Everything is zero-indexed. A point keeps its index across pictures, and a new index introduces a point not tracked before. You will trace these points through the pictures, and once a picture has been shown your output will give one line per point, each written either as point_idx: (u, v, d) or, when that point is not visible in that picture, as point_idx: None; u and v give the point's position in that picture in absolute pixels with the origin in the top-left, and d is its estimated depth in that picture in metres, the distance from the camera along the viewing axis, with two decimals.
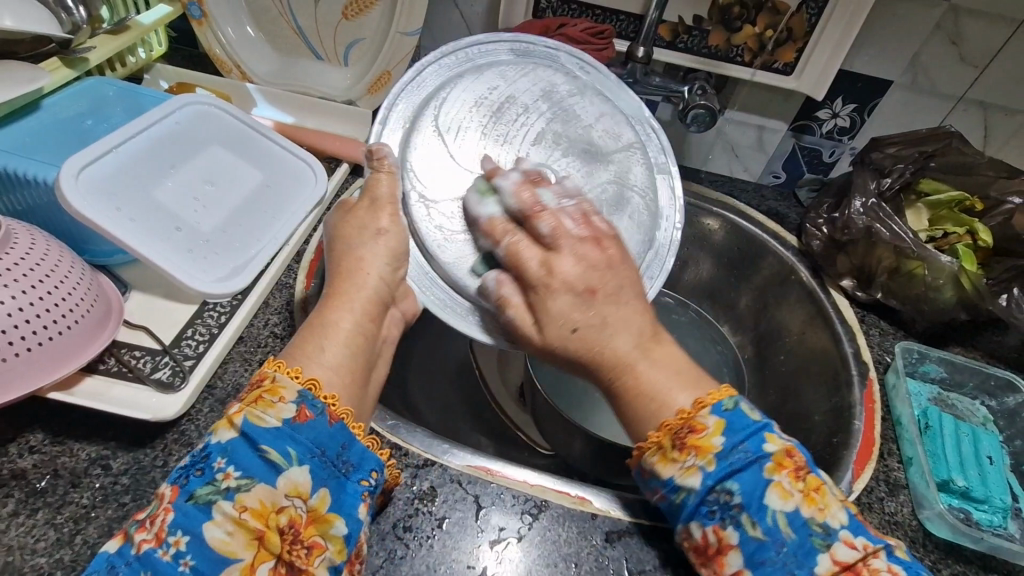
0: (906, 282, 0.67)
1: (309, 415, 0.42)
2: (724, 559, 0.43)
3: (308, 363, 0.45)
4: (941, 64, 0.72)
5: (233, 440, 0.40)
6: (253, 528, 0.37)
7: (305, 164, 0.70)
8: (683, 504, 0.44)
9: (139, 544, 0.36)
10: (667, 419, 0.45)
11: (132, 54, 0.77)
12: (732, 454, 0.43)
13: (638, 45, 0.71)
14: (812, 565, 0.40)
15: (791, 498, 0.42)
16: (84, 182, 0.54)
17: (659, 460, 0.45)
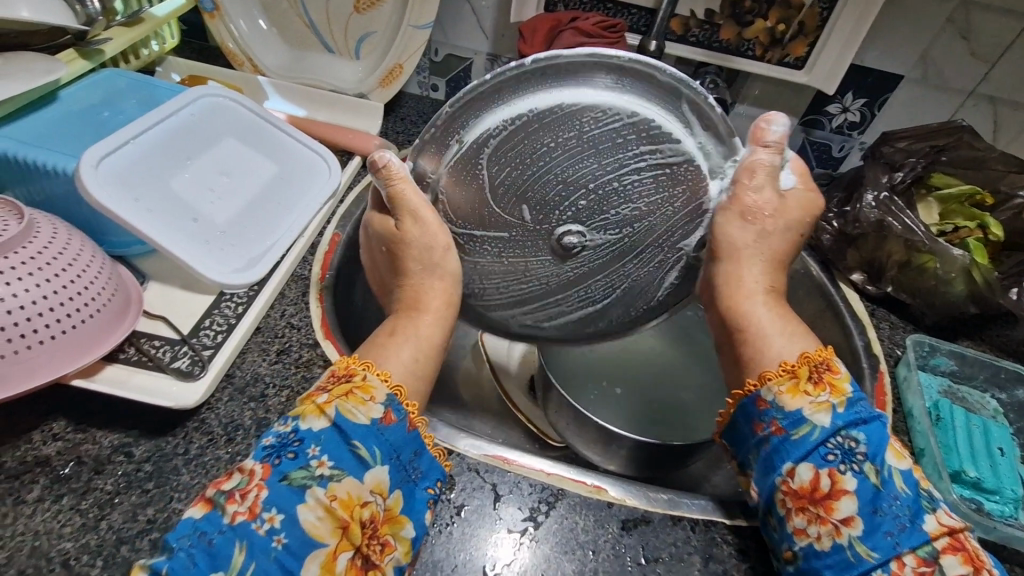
0: (917, 275, 0.67)
1: (394, 419, 0.43)
2: (833, 504, 0.42)
3: (393, 366, 0.46)
4: (952, 59, 0.72)
5: (325, 429, 0.40)
6: (339, 518, 0.38)
7: (319, 158, 0.71)
8: (801, 441, 0.44)
9: (232, 515, 0.37)
10: (805, 354, 0.47)
11: (146, 47, 0.77)
12: (860, 403, 0.44)
13: (650, 38, 0.71)
14: (921, 524, 0.41)
15: (904, 458, 0.43)
16: (103, 172, 0.54)
17: (790, 391, 0.45)
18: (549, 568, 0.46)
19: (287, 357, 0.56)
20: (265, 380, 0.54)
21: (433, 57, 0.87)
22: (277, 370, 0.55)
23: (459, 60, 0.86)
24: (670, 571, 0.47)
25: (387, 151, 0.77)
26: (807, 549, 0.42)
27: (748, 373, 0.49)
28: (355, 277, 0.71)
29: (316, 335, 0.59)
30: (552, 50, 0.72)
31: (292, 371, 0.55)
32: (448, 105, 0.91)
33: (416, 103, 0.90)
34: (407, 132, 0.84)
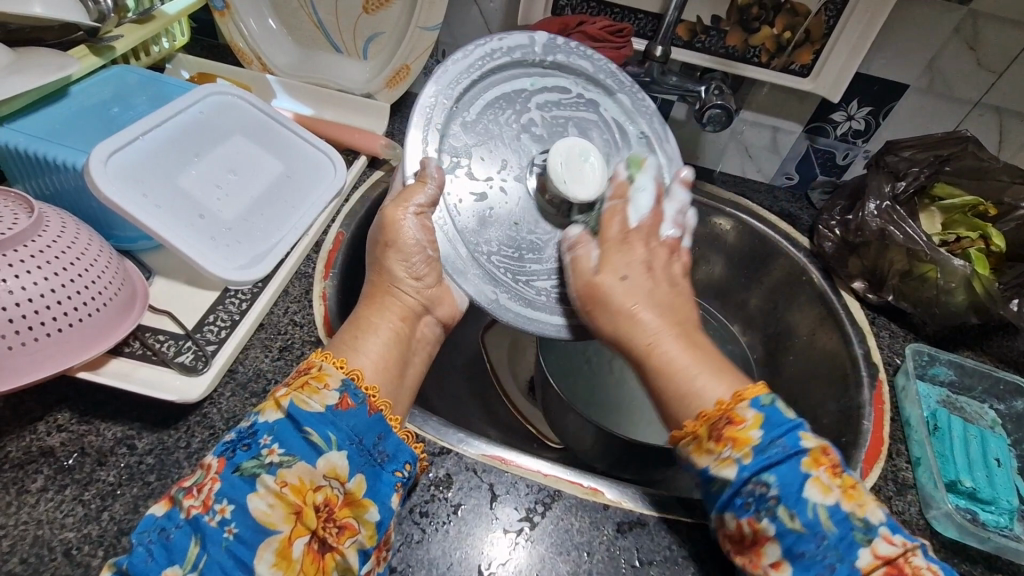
0: (918, 285, 0.67)
1: (351, 404, 0.43)
2: (760, 549, 0.43)
3: (349, 354, 0.48)
4: (959, 68, 0.72)
5: (279, 420, 0.41)
6: (292, 503, 0.38)
7: (325, 156, 0.72)
8: (719, 495, 0.46)
9: (187, 510, 0.38)
10: (706, 410, 0.47)
11: (156, 44, 0.78)
12: (769, 447, 0.44)
13: (656, 43, 0.72)
14: (853, 559, 0.40)
15: (831, 493, 0.42)
16: (111, 168, 0.55)
17: (696, 449, 0.47)
18: (544, 568, 0.47)
19: (289, 354, 0.57)
20: (268, 376, 0.55)
21: (441, 58, 0.87)
22: (279, 367, 0.56)
23: None
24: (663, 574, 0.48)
25: (392, 151, 0.77)
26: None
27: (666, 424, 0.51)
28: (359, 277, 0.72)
29: (319, 332, 0.59)
30: None
31: (294, 368, 0.56)
32: None
33: None
34: None
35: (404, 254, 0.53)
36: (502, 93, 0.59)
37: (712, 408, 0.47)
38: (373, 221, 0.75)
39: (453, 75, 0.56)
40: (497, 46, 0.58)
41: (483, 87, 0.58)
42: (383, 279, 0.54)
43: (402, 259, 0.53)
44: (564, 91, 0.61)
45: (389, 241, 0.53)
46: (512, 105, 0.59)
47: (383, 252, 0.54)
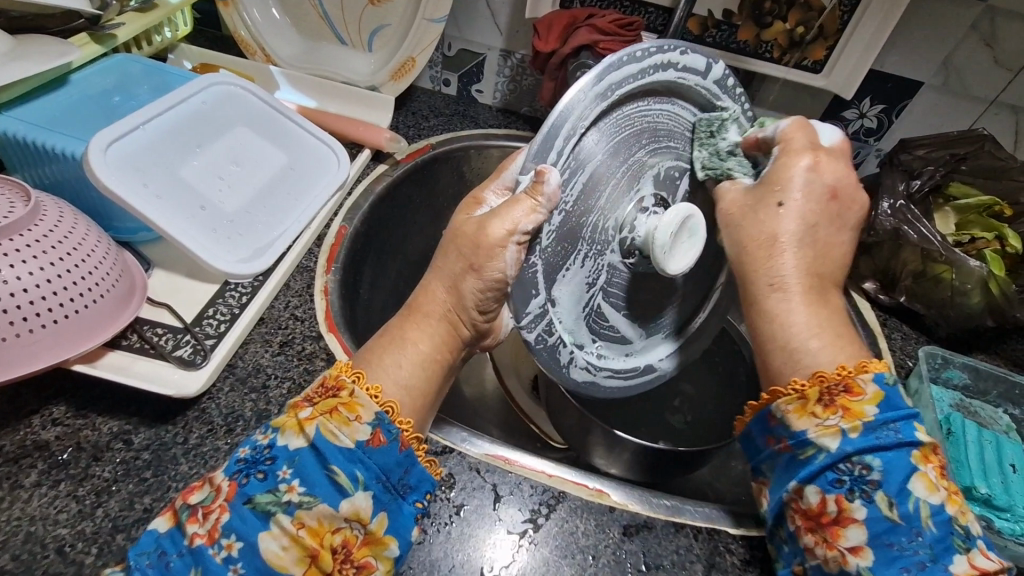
0: (931, 286, 0.66)
1: (383, 440, 0.40)
2: (841, 530, 0.41)
3: (383, 380, 0.44)
4: (975, 66, 0.70)
5: (302, 449, 0.39)
6: (307, 546, 0.37)
7: (328, 148, 0.71)
8: (807, 463, 0.43)
9: (190, 537, 0.36)
10: (821, 372, 0.45)
11: (158, 33, 0.77)
12: (881, 429, 0.42)
13: (665, 37, 0.70)
14: (948, 563, 0.38)
15: (937, 491, 0.40)
16: (111, 157, 0.54)
17: (796, 411, 0.45)
18: (548, 571, 0.46)
19: (290, 349, 0.56)
20: (267, 371, 0.54)
21: (446, 51, 0.86)
22: (279, 362, 0.55)
23: (472, 55, 0.85)
24: None
25: (396, 145, 0.76)
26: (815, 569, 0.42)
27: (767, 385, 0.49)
28: (361, 272, 0.71)
29: (320, 327, 0.58)
30: (566, 47, 0.71)
31: (294, 363, 0.55)
32: (460, 101, 0.90)
33: (427, 98, 0.89)
34: (417, 126, 0.84)
35: (484, 283, 0.44)
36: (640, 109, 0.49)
37: (830, 372, 0.45)
38: (376, 215, 0.73)
39: (625, 71, 0.43)
40: (676, 65, 0.48)
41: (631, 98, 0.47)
42: (447, 300, 0.47)
43: (480, 287, 0.45)
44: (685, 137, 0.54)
45: (473, 263, 0.44)
46: (638, 133, 0.49)
47: (458, 274, 0.46)
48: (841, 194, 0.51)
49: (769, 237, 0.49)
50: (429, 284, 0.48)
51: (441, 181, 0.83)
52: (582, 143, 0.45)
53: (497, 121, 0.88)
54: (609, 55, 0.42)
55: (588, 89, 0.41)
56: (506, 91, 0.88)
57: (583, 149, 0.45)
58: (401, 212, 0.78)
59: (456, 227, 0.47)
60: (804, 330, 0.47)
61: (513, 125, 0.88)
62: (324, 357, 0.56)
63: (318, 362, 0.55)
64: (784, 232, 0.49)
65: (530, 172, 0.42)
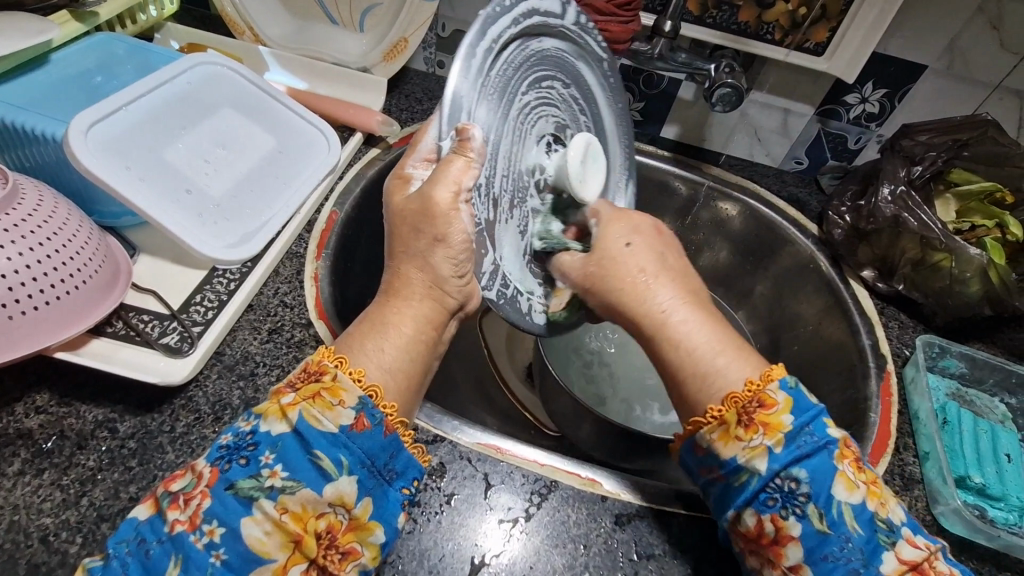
0: (930, 274, 0.65)
1: (367, 425, 0.39)
2: (781, 550, 0.40)
3: (367, 365, 0.42)
4: (980, 49, 0.69)
5: (285, 435, 0.38)
6: (291, 531, 0.36)
7: (317, 130, 0.69)
8: (742, 488, 0.42)
9: (171, 524, 0.36)
10: (734, 393, 0.43)
11: (144, 12, 0.74)
12: (800, 436, 0.41)
13: (665, 18, 0.69)
14: (878, 564, 0.39)
15: (856, 490, 0.40)
16: (93, 140, 0.53)
17: (721, 436, 0.43)
18: (539, 560, 0.45)
19: (279, 336, 0.55)
20: (256, 359, 0.53)
21: (440, 32, 0.84)
22: (268, 350, 0.54)
23: (467, 36, 0.83)
24: (663, 568, 0.46)
25: (389, 128, 0.75)
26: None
27: (686, 411, 0.46)
28: (354, 257, 0.70)
29: (310, 314, 0.57)
30: None
31: (283, 351, 0.54)
32: None
33: (421, 80, 0.87)
34: (410, 109, 0.82)
35: (454, 251, 0.43)
36: (519, 56, 0.49)
37: (741, 389, 0.43)
38: (367, 200, 0.72)
39: (498, 24, 0.44)
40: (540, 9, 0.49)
41: (513, 46, 0.47)
42: (424, 279, 0.45)
43: (450, 256, 0.44)
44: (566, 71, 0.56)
45: (436, 236, 0.43)
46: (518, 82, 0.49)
47: (427, 252, 0.44)
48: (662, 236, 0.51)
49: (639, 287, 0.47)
50: (398, 268, 0.46)
51: None
52: (479, 107, 0.44)
53: None
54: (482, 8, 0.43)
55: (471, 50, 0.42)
56: None
57: (480, 110, 0.45)
58: None
59: (402, 209, 0.45)
60: (709, 350, 0.45)
61: None
62: (313, 345, 0.55)
63: (307, 350, 0.54)
64: (645, 270, 0.48)
65: (447, 136, 0.42)
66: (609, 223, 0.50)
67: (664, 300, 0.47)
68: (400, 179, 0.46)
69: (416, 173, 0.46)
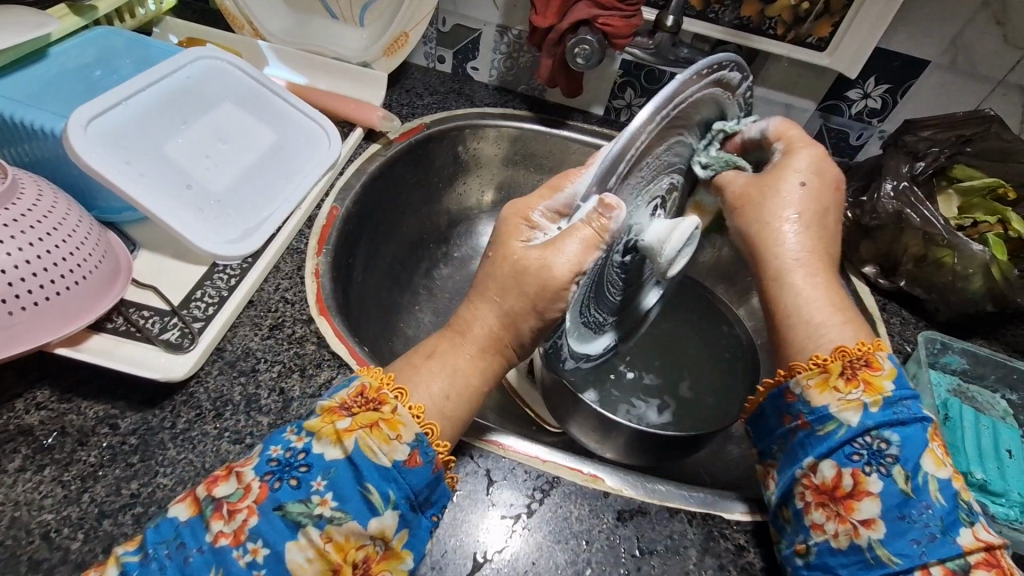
0: (933, 270, 0.65)
1: (419, 461, 0.39)
2: (854, 504, 0.40)
3: (426, 401, 0.42)
4: (983, 45, 0.68)
5: (338, 461, 0.38)
6: (331, 560, 0.36)
7: (317, 126, 0.69)
8: (826, 438, 0.42)
9: (215, 535, 0.36)
10: (843, 347, 0.44)
11: (142, 6, 0.74)
12: (897, 404, 0.41)
13: (668, 13, 0.68)
14: (955, 536, 0.38)
15: (944, 467, 0.40)
16: (92, 134, 0.52)
17: (818, 385, 0.43)
18: (541, 556, 0.45)
19: (280, 333, 0.55)
20: (257, 355, 0.53)
21: (441, 27, 0.83)
22: (269, 346, 0.53)
23: (468, 31, 0.83)
24: (664, 564, 0.46)
25: (390, 123, 0.74)
26: (820, 545, 0.40)
27: (784, 362, 0.47)
28: (355, 253, 0.69)
29: (311, 310, 0.57)
30: (565, 23, 0.69)
31: (284, 347, 0.54)
32: (455, 78, 0.88)
33: (422, 75, 0.87)
34: (411, 105, 0.82)
35: (545, 322, 0.45)
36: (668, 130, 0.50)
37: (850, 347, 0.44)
38: (368, 196, 0.71)
39: (679, 99, 0.46)
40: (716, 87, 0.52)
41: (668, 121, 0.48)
42: (499, 330, 0.45)
43: (539, 327, 0.45)
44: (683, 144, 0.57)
45: (536, 305, 0.44)
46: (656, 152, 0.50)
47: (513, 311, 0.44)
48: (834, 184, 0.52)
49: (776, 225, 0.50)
50: (477, 310, 0.46)
51: (436, 162, 0.81)
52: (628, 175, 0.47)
53: (494, 100, 0.86)
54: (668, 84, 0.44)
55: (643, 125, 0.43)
56: (503, 69, 0.86)
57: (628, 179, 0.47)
58: (395, 194, 0.77)
59: (513, 259, 0.44)
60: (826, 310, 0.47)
61: (509, 103, 0.86)
62: (315, 341, 0.54)
63: (309, 346, 0.54)
64: (807, 213, 0.50)
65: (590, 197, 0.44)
66: (796, 152, 0.52)
67: (799, 249, 0.49)
68: (526, 225, 0.46)
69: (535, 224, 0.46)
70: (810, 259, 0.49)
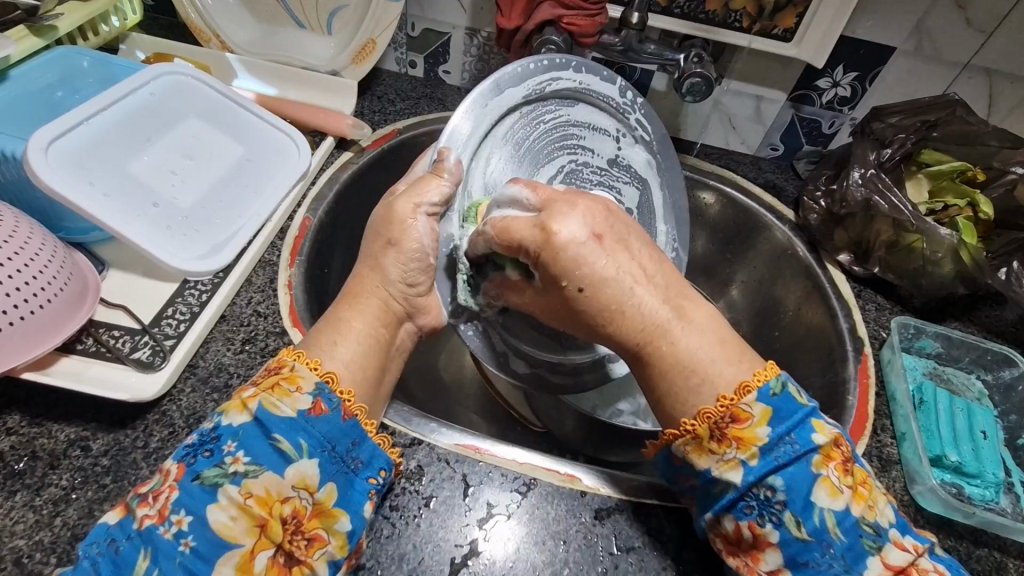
0: (904, 256, 0.66)
1: (324, 408, 0.41)
2: (760, 555, 0.41)
3: (324, 355, 0.44)
4: (947, 30, 0.69)
5: (246, 424, 0.39)
6: (256, 516, 0.36)
7: (287, 137, 0.68)
8: (719, 496, 0.42)
9: (141, 520, 0.36)
10: (705, 408, 0.42)
11: (106, 23, 0.73)
12: (778, 446, 0.40)
13: (633, 10, 0.68)
14: (861, 569, 0.39)
15: (840, 495, 0.40)
16: (53, 156, 0.52)
17: (694, 450, 0.43)
18: (519, 559, 0.45)
19: (253, 346, 0.55)
20: (229, 370, 0.53)
21: (410, 31, 0.83)
22: (242, 360, 0.53)
23: (438, 35, 0.82)
24: (643, 560, 0.46)
25: (360, 131, 0.74)
26: None
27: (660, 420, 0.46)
28: (331, 263, 0.70)
29: (284, 322, 0.57)
30: (531, 23, 0.69)
31: (258, 361, 0.53)
32: (427, 83, 0.88)
33: (394, 81, 0.87)
34: (383, 111, 0.81)
35: (404, 255, 0.47)
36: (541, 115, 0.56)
37: (712, 406, 0.42)
38: (342, 204, 0.71)
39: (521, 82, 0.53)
40: (570, 79, 0.56)
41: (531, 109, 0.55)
42: (375, 278, 0.48)
43: (400, 260, 0.47)
44: (602, 130, 0.61)
45: (390, 238, 0.48)
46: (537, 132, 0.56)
47: (380, 256, 0.48)
48: (608, 233, 0.44)
49: (611, 306, 0.44)
50: (360, 275, 0.49)
51: (411, 167, 0.81)
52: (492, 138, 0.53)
53: None
54: (500, 69, 0.51)
55: (483, 98, 0.51)
56: (475, 72, 0.86)
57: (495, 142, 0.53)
58: (368, 201, 0.76)
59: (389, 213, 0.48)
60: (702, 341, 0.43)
61: None
62: None
63: None
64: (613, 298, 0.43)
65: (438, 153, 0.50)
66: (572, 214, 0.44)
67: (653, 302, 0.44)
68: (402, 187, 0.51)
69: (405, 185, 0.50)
70: (670, 305, 0.44)
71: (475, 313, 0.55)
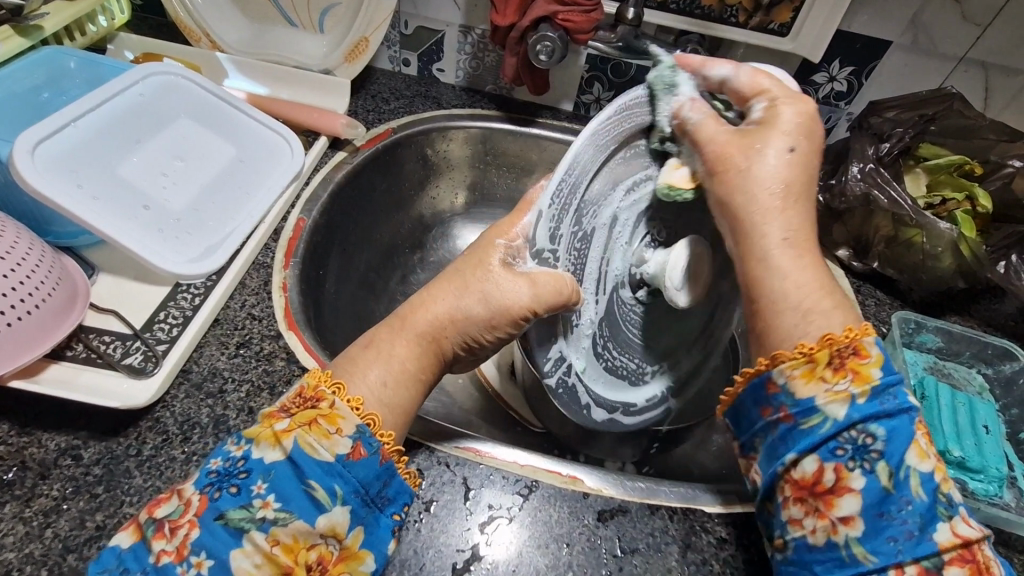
0: (903, 250, 0.65)
1: (364, 453, 0.39)
2: (835, 500, 0.38)
3: (363, 393, 0.42)
4: (943, 24, 0.69)
5: (278, 463, 0.38)
6: (282, 564, 0.36)
7: (279, 137, 0.67)
8: (811, 432, 0.39)
9: (157, 555, 0.36)
10: (831, 334, 0.41)
11: (93, 23, 0.72)
12: (886, 394, 0.39)
13: (629, 5, 0.67)
14: (933, 532, 0.36)
15: (927, 459, 0.38)
16: (40, 157, 0.51)
17: (804, 375, 0.40)
18: (522, 563, 0.45)
19: (247, 350, 0.53)
20: (223, 374, 0.52)
21: (403, 30, 0.82)
22: (236, 364, 0.52)
23: (431, 32, 0.82)
24: (647, 562, 0.46)
25: (354, 131, 0.73)
26: (798, 541, 0.39)
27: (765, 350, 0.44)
28: (326, 265, 0.68)
29: (279, 325, 0.56)
30: (526, 20, 0.69)
31: (252, 365, 0.52)
32: (421, 81, 0.87)
33: (388, 79, 0.86)
34: (377, 110, 0.80)
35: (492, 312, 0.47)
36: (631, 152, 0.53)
37: (838, 334, 0.41)
38: (336, 205, 0.70)
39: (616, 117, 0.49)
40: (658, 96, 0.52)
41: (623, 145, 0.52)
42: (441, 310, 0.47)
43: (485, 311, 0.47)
44: None
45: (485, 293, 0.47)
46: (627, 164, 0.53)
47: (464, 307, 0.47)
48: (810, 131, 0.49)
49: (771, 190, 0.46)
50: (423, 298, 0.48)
51: (406, 168, 0.80)
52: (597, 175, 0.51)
53: (461, 101, 0.84)
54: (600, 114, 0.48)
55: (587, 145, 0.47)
56: (469, 70, 0.85)
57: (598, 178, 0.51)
58: (363, 201, 0.75)
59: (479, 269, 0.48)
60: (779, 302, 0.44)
61: (477, 104, 0.85)
62: (284, 358, 0.53)
63: (277, 363, 0.53)
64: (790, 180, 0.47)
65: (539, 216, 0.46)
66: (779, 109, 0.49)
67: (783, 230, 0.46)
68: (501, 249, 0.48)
69: (506, 244, 0.47)
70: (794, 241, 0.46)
71: (564, 369, 0.52)
